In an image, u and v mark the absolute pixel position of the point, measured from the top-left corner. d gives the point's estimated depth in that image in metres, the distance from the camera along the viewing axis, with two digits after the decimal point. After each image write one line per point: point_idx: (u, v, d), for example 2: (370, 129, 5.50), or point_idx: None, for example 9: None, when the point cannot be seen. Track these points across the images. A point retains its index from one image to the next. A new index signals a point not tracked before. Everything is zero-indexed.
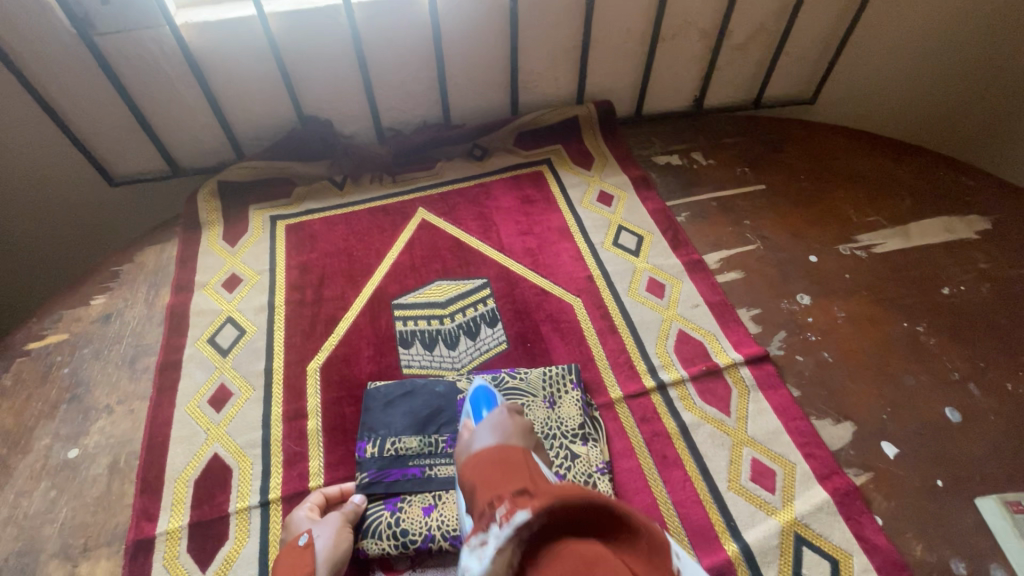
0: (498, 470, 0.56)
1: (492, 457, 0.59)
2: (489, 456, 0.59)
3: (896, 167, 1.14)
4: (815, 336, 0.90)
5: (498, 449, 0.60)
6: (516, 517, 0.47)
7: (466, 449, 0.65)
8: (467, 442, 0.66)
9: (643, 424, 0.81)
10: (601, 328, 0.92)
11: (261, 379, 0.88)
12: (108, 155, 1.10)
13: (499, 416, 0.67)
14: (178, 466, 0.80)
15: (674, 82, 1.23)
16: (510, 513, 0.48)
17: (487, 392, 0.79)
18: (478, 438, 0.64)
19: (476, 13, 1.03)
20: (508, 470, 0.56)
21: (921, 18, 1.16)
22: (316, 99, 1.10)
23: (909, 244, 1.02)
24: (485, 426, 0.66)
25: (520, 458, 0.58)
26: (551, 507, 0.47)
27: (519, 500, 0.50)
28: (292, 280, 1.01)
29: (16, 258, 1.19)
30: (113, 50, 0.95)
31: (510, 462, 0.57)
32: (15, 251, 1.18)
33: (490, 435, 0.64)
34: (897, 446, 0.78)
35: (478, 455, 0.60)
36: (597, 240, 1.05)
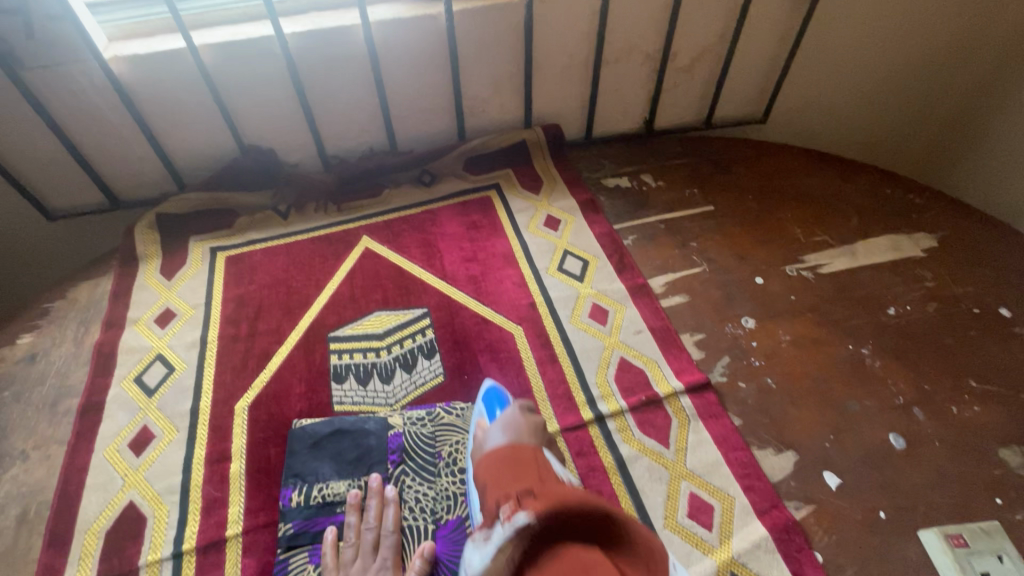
0: (508, 468, 0.60)
1: (504, 457, 0.62)
2: (500, 457, 0.63)
3: (844, 185, 1.14)
4: (759, 361, 0.88)
5: (507, 449, 0.64)
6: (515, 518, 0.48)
7: (479, 446, 0.70)
8: (481, 439, 0.71)
9: (579, 458, 0.79)
10: (541, 357, 0.90)
11: (186, 420, 0.85)
12: (42, 189, 1.07)
13: (511, 412, 0.72)
14: (90, 516, 0.76)
15: (623, 104, 1.23)
16: (512, 512, 0.50)
17: (498, 391, 0.82)
18: (492, 434, 0.69)
19: (413, 41, 1.02)
20: (520, 472, 0.59)
21: (865, 46, 1.18)
22: (257, 128, 1.09)
23: (855, 263, 1.00)
24: (498, 425, 0.70)
25: (528, 459, 0.61)
26: (550, 512, 0.48)
27: (524, 501, 0.51)
28: (227, 314, 0.98)
29: None
30: (40, 84, 0.94)
31: (520, 462, 0.61)
32: None
33: (501, 433, 0.69)
34: (839, 476, 0.75)
35: (491, 453, 0.64)
36: (542, 265, 1.04)
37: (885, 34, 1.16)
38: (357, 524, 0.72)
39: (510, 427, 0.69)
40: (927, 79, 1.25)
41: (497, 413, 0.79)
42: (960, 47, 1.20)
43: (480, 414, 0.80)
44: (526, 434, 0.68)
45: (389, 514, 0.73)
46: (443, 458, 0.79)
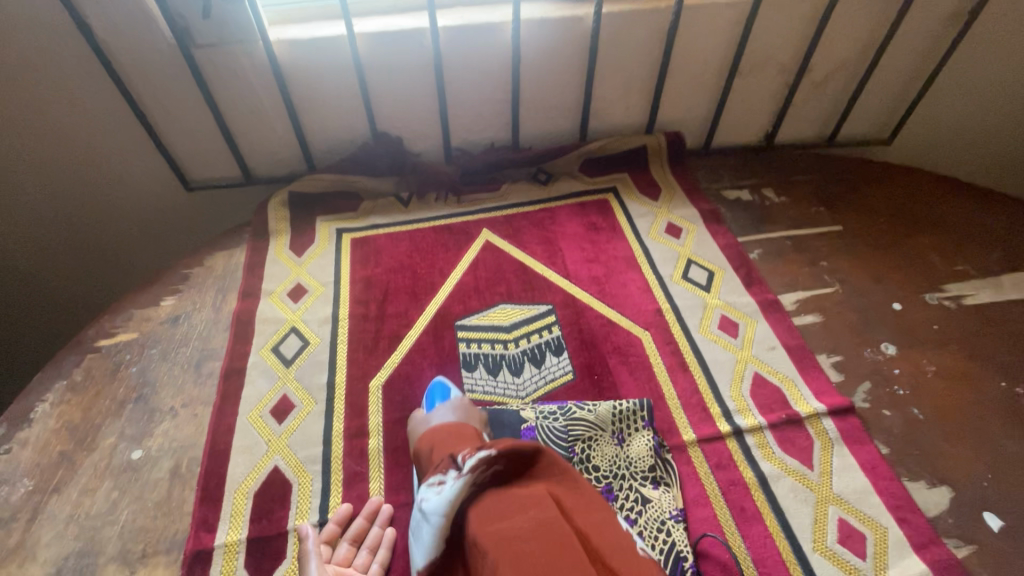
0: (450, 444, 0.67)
1: (446, 431, 0.71)
2: (445, 429, 0.71)
3: (984, 215, 1.09)
4: (903, 390, 0.84)
5: (453, 427, 0.72)
6: (478, 454, 0.57)
7: (423, 424, 0.77)
8: (424, 418, 0.78)
9: (718, 471, 0.77)
10: (672, 365, 0.89)
11: (324, 393, 0.87)
12: (186, 160, 1.13)
13: (460, 400, 0.79)
14: (239, 476, 0.79)
15: (747, 116, 1.21)
16: (472, 451, 0.59)
17: (444, 387, 0.83)
18: (437, 415, 0.76)
19: (556, 40, 1.03)
20: (460, 440, 0.69)
21: (1011, 78, 1.14)
22: (391, 117, 1.12)
23: (1001, 296, 0.96)
24: (445, 406, 0.78)
25: (468, 434, 0.70)
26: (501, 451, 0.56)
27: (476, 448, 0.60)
28: (356, 293, 1.01)
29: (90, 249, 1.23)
30: (206, 61, 0.98)
31: (457, 438, 0.69)
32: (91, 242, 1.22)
33: (450, 412, 0.76)
34: (1001, 518, 0.72)
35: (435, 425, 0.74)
36: (665, 272, 1.03)
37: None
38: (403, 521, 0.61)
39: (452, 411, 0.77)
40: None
41: (435, 403, 0.81)
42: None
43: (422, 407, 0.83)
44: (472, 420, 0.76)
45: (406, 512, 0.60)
46: (577, 453, 0.78)
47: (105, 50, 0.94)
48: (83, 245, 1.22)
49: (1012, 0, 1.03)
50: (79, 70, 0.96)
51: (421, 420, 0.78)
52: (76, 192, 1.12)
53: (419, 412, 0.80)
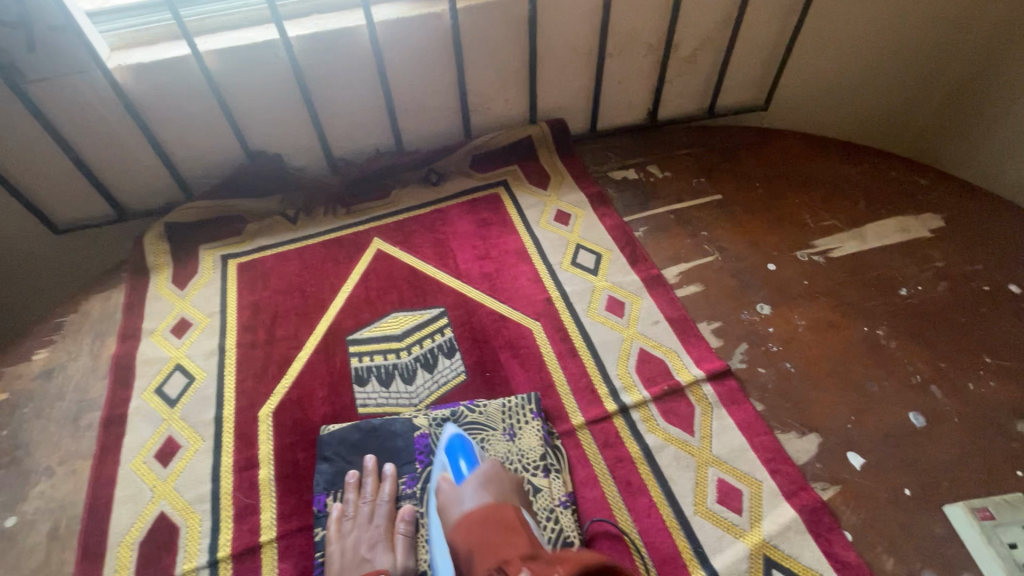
0: (489, 535, 0.58)
1: (483, 520, 0.60)
2: (481, 517, 0.61)
3: (850, 169, 1.15)
4: (776, 346, 0.89)
5: (488, 512, 0.61)
6: None
7: (453, 507, 0.67)
8: (453, 499, 0.68)
9: (606, 450, 0.79)
10: (561, 352, 0.90)
11: (211, 429, 0.85)
12: (48, 202, 1.06)
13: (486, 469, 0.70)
14: (122, 528, 0.76)
15: (626, 96, 1.23)
16: None
17: (462, 441, 0.77)
18: (467, 496, 0.67)
19: (418, 40, 1.02)
20: (502, 531, 0.58)
21: (862, 36, 1.20)
22: (263, 133, 1.08)
23: (864, 246, 1.01)
24: (474, 478, 0.69)
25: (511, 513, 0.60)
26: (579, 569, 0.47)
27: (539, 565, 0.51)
28: (243, 321, 0.98)
29: None
30: (45, 96, 0.92)
31: (499, 521, 0.60)
32: None
33: (477, 490, 0.67)
34: (863, 456, 0.76)
35: (468, 517, 0.62)
36: (555, 260, 1.04)
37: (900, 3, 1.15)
38: (355, 500, 0.74)
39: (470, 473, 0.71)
40: (937, 50, 1.25)
41: (462, 468, 0.74)
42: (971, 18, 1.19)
43: (443, 466, 0.76)
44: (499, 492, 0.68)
45: (385, 487, 0.75)
46: None
47: None
48: None
49: None
50: None
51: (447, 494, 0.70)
52: None
53: (447, 483, 0.71)
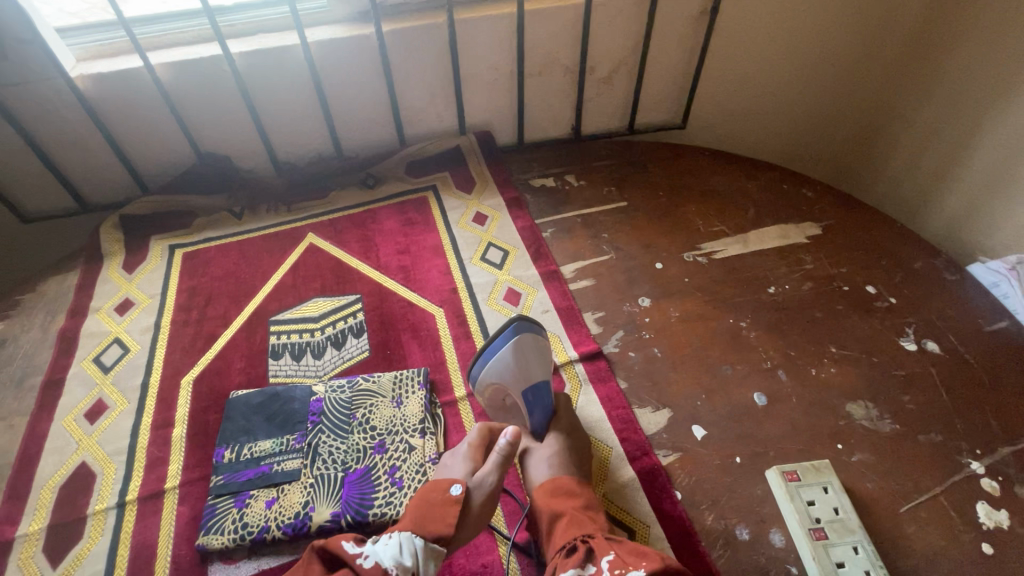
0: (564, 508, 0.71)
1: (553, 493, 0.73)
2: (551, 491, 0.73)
3: (747, 183, 1.26)
4: (649, 334, 0.99)
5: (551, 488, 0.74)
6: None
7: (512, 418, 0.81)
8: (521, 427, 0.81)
9: (481, 418, 0.89)
10: (457, 334, 1.01)
11: (136, 393, 0.95)
12: (17, 193, 1.19)
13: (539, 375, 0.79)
14: (47, 474, 0.86)
15: (549, 112, 1.35)
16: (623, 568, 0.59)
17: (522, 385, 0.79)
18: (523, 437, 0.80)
19: (350, 57, 1.14)
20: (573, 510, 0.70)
21: (765, 62, 1.31)
22: (212, 138, 1.21)
23: (745, 249, 1.12)
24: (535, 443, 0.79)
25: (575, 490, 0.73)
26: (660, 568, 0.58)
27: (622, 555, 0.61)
28: (180, 302, 1.09)
29: None
30: (14, 99, 1.05)
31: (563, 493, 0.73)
32: None
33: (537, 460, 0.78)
34: (705, 428, 0.86)
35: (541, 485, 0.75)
36: (467, 255, 1.15)
37: (798, 36, 1.27)
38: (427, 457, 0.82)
39: (521, 359, 0.75)
40: (838, 80, 1.36)
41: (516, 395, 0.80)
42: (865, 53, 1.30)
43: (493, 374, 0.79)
44: (534, 362, 0.83)
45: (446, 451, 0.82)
46: (357, 417, 0.88)
47: None
48: None
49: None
50: None
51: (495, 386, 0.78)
52: None
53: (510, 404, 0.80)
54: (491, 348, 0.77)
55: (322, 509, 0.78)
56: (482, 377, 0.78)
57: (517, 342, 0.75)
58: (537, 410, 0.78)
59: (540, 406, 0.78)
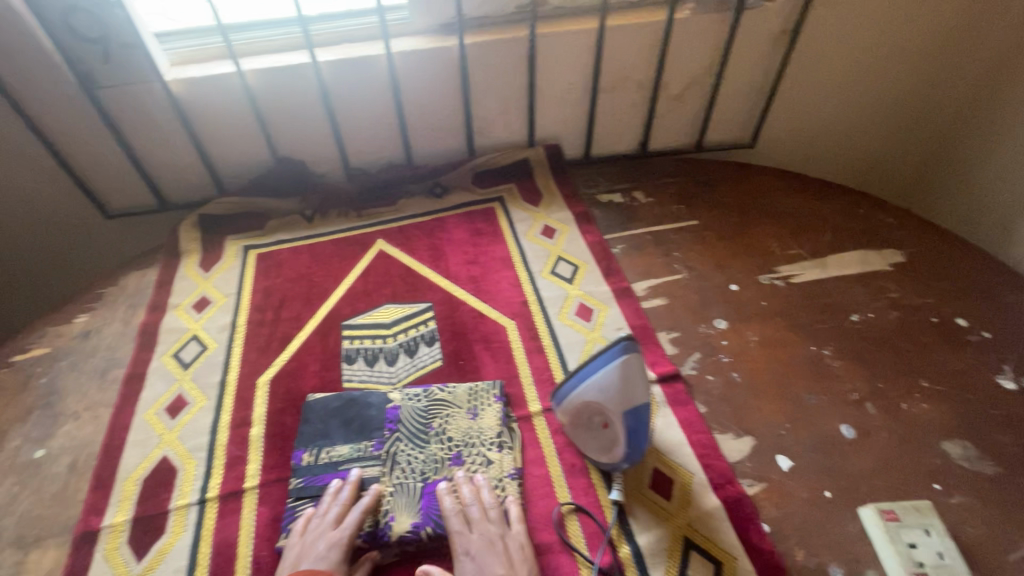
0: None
1: None
2: None
3: (822, 205, 1.23)
4: (727, 357, 0.96)
5: None
6: None
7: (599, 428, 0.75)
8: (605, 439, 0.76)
9: (557, 434, 0.88)
10: (529, 348, 1.00)
11: (215, 390, 0.97)
12: (104, 190, 1.23)
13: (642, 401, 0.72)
14: (130, 466, 0.87)
15: (618, 128, 1.35)
16: None
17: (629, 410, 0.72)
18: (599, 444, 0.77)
19: (430, 68, 1.16)
20: None
21: (844, 82, 1.29)
22: (290, 143, 1.23)
23: (824, 274, 1.09)
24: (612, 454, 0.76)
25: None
26: None
27: None
28: (255, 302, 1.12)
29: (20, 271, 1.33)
30: (113, 100, 1.10)
31: None
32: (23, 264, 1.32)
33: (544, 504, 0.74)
34: (791, 459, 0.83)
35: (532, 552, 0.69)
36: (536, 268, 1.14)
37: (881, 56, 1.24)
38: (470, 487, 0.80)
39: (628, 382, 0.71)
40: (919, 100, 1.32)
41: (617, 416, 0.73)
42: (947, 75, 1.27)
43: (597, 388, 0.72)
44: (641, 384, 0.73)
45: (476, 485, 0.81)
46: (434, 428, 0.87)
47: (12, 93, 1.04)
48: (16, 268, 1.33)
49: (825, 19, 1.18)
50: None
51: (590, 405, 0.74)
52: (5, 223, 1.24)
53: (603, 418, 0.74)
54: (593, 366, 0.72)
55: (400, 519, 0.79)
56: (579, 395, 0.73)
57: (624, 364, 0.71)
58: (635, 436, 0.74)
59: (640, 432, 0.74)
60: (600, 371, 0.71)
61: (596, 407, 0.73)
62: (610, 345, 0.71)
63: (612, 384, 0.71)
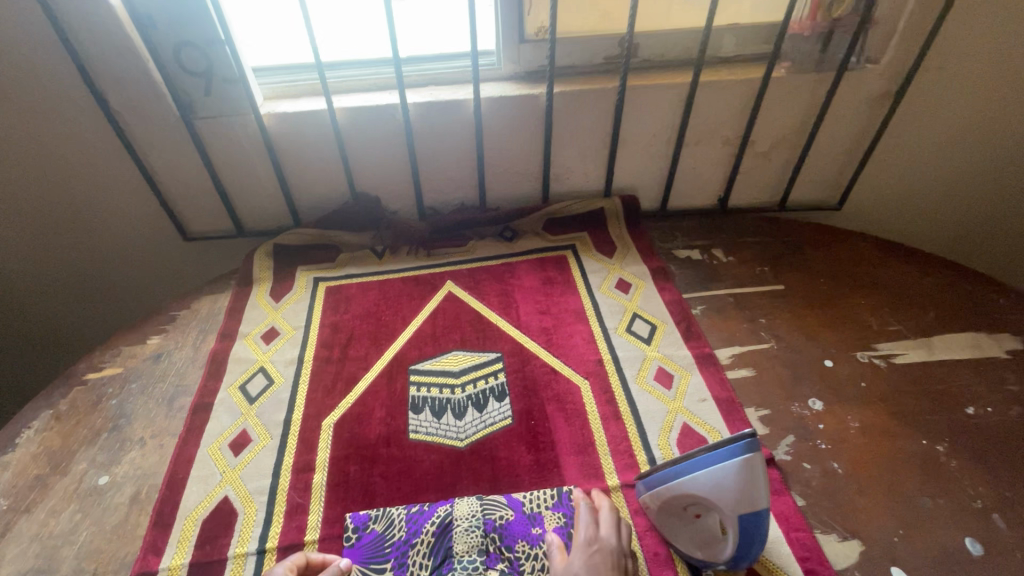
0: None
1: None
2: None
3: (922, 279, 1.14)
4: (825, 444, 0.88)
5: None
6: None
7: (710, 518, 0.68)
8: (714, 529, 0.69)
9: (637, 515, 0.81)
10: (605, 413, 0.94)
11: (279, 429, 0.94)
12: (187, 215, 1.26)
13: (764, 506, 0.65)
14: (191, 504, 0.85)
15: (698, 182, 1.30)
16: None
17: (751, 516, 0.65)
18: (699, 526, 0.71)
19: (514, 115, 1.15)
20: None
21: (948, 150, 1.21)
22: (368, 179, 1.24)
23: (930, 357, 1.00)
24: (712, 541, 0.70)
25: None
26: None
27: None
28: (322, 337, 1.10)
29: (98, 282, 1.37)
30: (207, 130, 1.12)
31: None
32: (102, 276, 1.36)
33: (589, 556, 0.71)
34: (908, 574, 0.73)
35: None
36: (611, 324, 1.09)
37: (993, 124, 1.16)
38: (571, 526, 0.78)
39: (747, 481, 0.63)
40: None
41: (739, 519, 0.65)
42: None
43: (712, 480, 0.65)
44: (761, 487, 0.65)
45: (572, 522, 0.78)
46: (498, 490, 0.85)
47: (117, 118, 1.08)
48: (95, 279, 1.36)
49: (934, 85, 1.11)
50: (97, 138, 1.11)
51: (700, 499, 0.67)
52: (91, 237, 1.27)
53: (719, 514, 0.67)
54: (701, 459, 0.66)
55: (461, 503, 0.83)
56: (684, 485, 0.68)
57: (745, 462, 0.63)
58: (748, 542, 0.66)
59: (754, 538, 0.66)
60: (707, 465, 0.66)
61: (698, 502, 0.68)
62: (729, 438, 0.65)
63: (721, 482, 0.65)
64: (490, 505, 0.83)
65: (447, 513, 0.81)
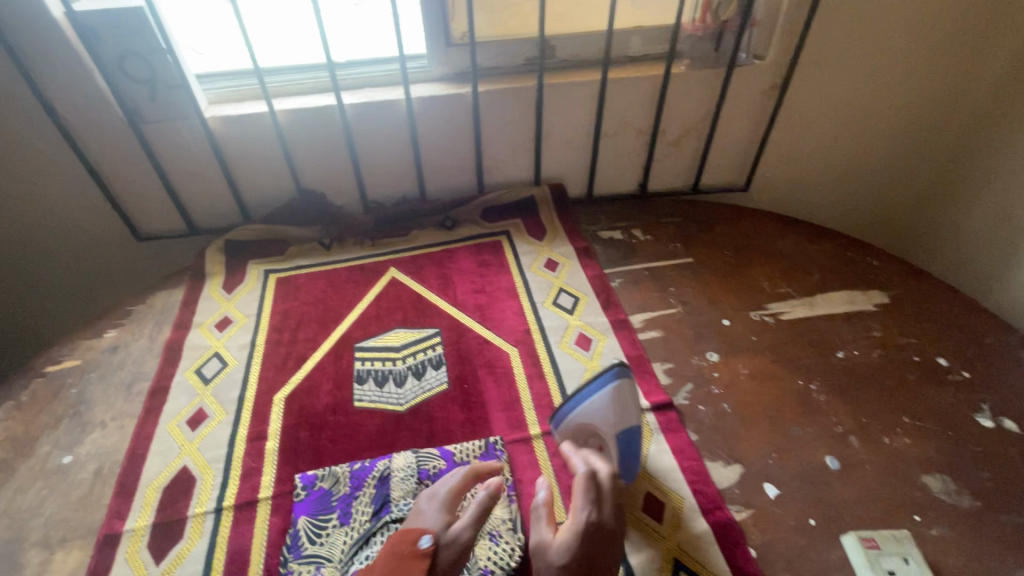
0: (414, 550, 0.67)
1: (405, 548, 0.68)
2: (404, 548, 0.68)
3: (811, 247, 1.30)
4: (718, 389, 1.02)
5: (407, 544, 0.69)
6: None
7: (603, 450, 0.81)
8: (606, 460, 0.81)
9: (555, 457, 0.94)
10: (531, 374, 1.06)
11: (233, 405, 1.03)
12: (138, 215, 1.32)
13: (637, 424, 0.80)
14: (151, 474, 0.93)
15: (619, 169, 1.44)
16: None
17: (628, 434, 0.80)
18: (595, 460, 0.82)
19: (445, 113, 1.26)
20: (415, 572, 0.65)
21: (831, 134, 1.38)
22: (313, 176, 1.33)
23: (811, 312, 1.15)
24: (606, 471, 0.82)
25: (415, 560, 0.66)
26: None
27: None
28: (273, 323, 1.19)
29: (53, 283, 1.42)
30: (155, 134, 1.19)
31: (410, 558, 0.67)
32: (56, 277, 1.41)
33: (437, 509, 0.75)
34: (778, 488, 0.87)
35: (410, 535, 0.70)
36: (539, 298, 1.21)
37: (865, 110, 1.33)
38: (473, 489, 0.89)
39: (619, 401, 0.79)
40: (904, 150, 1.41)
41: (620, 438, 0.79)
42: (927, 131, 1.36)
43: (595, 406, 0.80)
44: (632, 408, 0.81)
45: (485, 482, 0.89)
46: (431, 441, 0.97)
47: (65, 125, 1.14)
48: (49, 280, 1.41)
49: (812, 78, 1.27)
50: (46, 145, 1.17)
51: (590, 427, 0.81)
52: (43, 240, 1.32)
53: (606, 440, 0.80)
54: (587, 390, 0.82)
55: (399, 457, 0.93)
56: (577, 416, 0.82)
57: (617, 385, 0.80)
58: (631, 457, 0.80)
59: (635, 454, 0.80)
60: (595, 391, 0.81)
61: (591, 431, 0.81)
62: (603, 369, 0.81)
63: (605, 402, 0.80)
64: (424, 457, 0.93)
65: (387, 466, 0.92)
